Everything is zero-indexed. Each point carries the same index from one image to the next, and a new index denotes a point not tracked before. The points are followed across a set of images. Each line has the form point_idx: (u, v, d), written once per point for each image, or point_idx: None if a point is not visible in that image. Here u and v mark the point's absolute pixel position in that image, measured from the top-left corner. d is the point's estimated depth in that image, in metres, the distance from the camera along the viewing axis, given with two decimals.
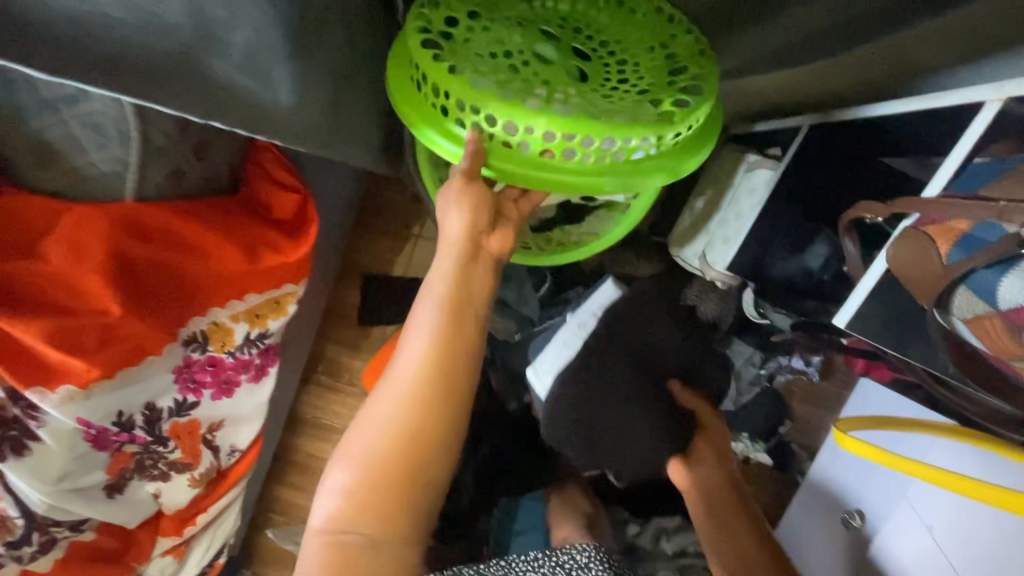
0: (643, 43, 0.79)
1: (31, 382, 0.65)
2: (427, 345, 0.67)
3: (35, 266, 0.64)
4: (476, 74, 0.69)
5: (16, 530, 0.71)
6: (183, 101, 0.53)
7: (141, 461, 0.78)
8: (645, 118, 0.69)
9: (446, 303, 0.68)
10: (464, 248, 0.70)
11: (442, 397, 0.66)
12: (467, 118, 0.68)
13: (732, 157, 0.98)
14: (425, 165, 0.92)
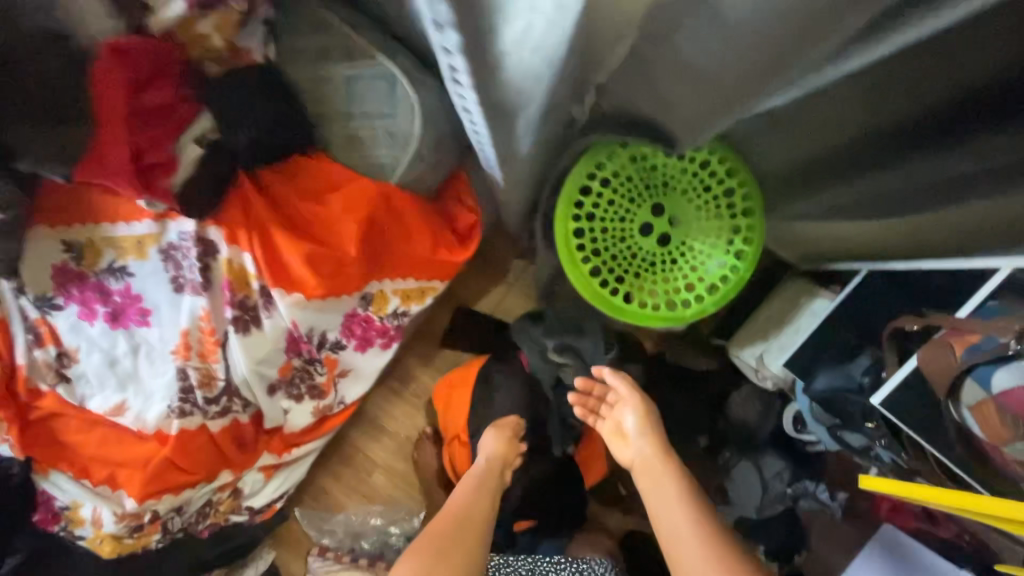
0: (720, 222, 1.13)
1: (279, 283, 0.87)
2: (464, 505, 1.11)
3: (314, 207, 0.87)
4: (598, 241, 1.15)
5: (215, 389, 0.88)
6: (491, 129, 0.68)
7: (295, 375, 0.99)
8: (683, 299, 1.14)
9: (483, 480, 1.17)
10: (497, 458, 1.21)
11: (468, 544, 1.04)
12: (587, 267, 1.14)
13: (798, 288, 1.26)
14: (563, 222, 1.14)
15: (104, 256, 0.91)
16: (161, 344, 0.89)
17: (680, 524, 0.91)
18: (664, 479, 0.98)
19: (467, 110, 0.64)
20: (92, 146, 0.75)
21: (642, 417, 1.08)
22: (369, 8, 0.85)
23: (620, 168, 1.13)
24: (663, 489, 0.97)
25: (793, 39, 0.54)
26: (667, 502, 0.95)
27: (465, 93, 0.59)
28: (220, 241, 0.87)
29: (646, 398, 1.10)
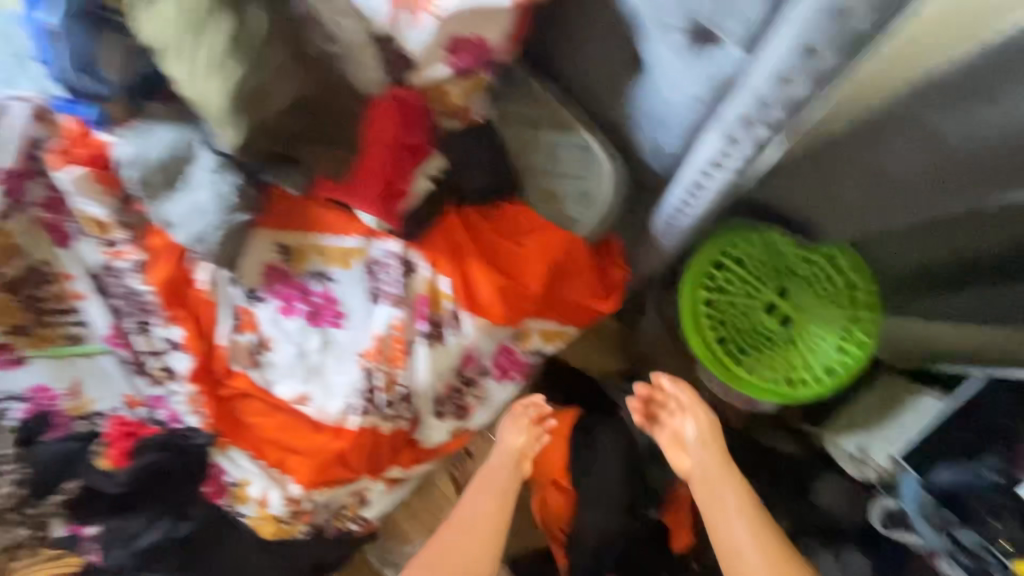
0: (839, 310, 1.22)
1: (468, 307, 0.98)
2: (485, 511, 1.03)
3: (509, 245, 0.99)
4: (722, 313, 1.25)
5: (397, 392, 0.97)
6: (716, 199, 0.79)
7: (449, 394, 1.07)
8: (800, 378, 1.21)
9: (503, 477, 1.07)
10: (518, 455, 1.09)
11: (475, 543, 0.99)
12: (711, 336, 1.24)
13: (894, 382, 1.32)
14: (693, 291, 1.24)
15: (311, 261, 1.04)
16: (350, 346, 0.99)
17: (739, 536, 0.98)
18: (719, 490, 1.03)
19: (708, 182, 0.75)
20: (358, 172, 0.90)
21: (703, 424, 1.09)
22: (581, 93, 1.01)
23: (750, 250, 1.24)
24: (728, 508, 1.01)
25: (988, 166, 0.76)
26: (724, 517, 1.01)
27: (724, 168, 0.70)
28: (422, 263, 0.99)
29: (705, 405, 1.11)
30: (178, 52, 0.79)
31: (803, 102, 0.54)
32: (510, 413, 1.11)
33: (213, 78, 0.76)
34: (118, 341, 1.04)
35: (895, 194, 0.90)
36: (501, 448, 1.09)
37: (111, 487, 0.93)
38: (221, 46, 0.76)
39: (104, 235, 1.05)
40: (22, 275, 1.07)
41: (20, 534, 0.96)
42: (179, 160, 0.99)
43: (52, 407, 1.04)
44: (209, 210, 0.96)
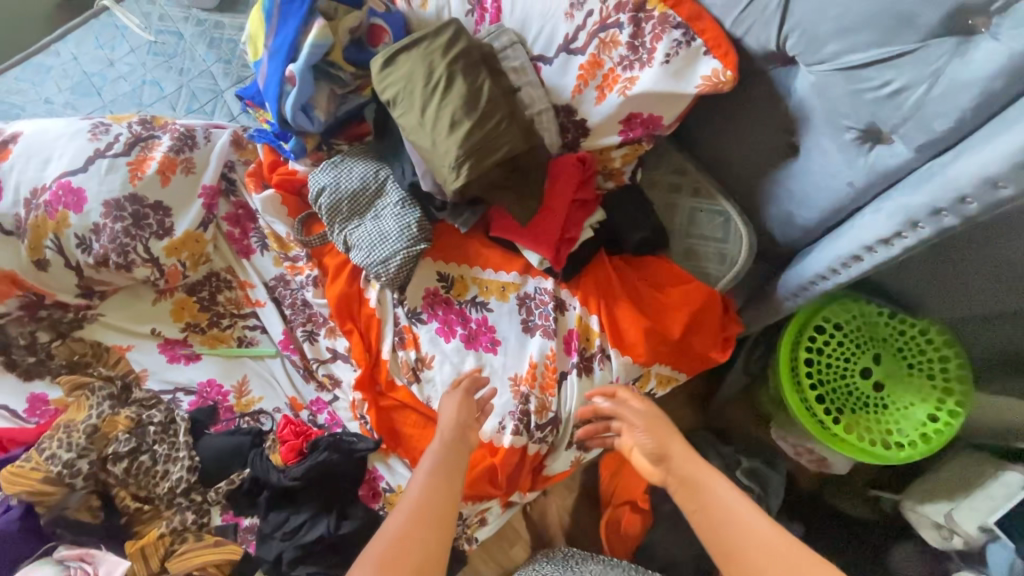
0: (932, 381, 1.29)
1: (615, 344, 1.08)
2: (424, 478, 0.87)
3: (654, 294, 1.10)
4: (819, 372, 1.34)
5: (546, 416, 1.06)
6: (867, 272, 0.91)
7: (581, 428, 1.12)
8: (894, 442, 1.28)
9: (446, 453, 0.92)
10: (456, 429, 0.95)
11: (433, 528, 0.81)
12: (807, 392, 1.34)
13: (974, 457, 1.39)
14: (793, 348, 1.36)
15: (469, 291, 1.16)
16: (503, 370, 1.09)
17: (747, 544, 0.78)
18: (702, 494, 0.84)
19: (870, 258, 0.87)
20: (537, 216, 1.04)
21: (654, 428, 0.95)
22: (722, 168, 1.15)
23: (849, 317, 1.34)
24: (705, 501, 0.83)
25: None
26: (742, 529, 0.79)
27: (895, 247, 0.82)
28: (573, 300, 1.12)
29: (648, 409, 0.99)
30: (418, 106, 0.95)
31: (1005, 200, 0.66)
32: (453, 391, 1.01)
33: (443, 130, 0.93)
34: (289, 347, 1.14)
35: None
36: (440, 424, 0.97)
37: (281, 480, 1.00)
38: (455, 105, 0.93)
39: (284, 251, 1.19)
40: (204, 278, 1.19)
41: (187, 519, 1.01)
42: (370, 193, 1.13)
43: (219, 401, 1.12)
44: (394, 236, 1.10)
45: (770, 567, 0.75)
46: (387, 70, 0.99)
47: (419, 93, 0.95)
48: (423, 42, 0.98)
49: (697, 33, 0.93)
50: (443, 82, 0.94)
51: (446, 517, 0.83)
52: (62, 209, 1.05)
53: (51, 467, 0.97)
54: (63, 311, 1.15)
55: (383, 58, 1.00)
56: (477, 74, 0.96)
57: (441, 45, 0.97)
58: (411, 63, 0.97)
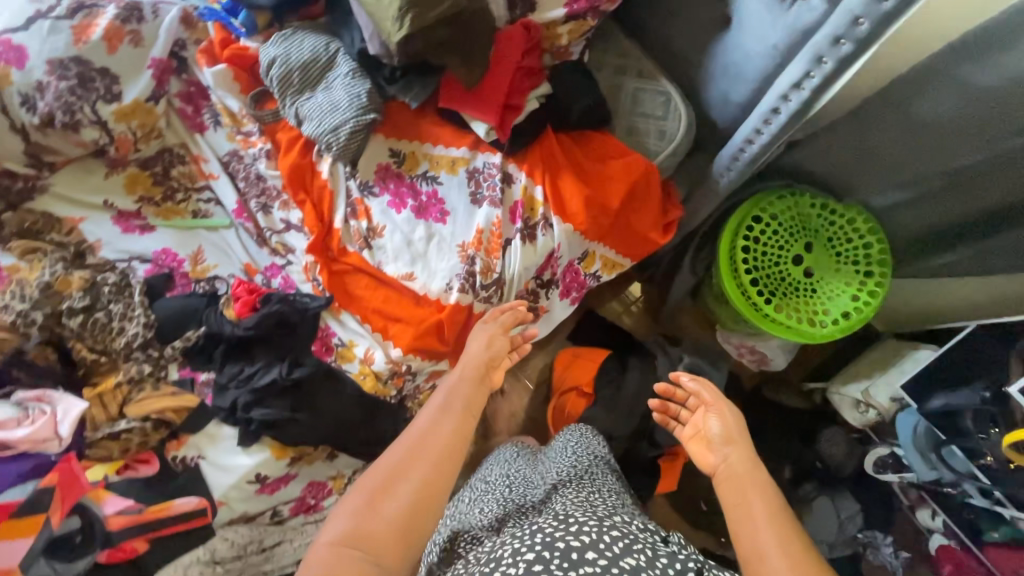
0: (856, 269, 1.40)
1: (557, 213, 1.14)
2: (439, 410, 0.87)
3: (596, 167, 1.16)
4: (755, 259, 1.43)
5: (491, 278, 1.12)
6: (784, 129, 0.99)
7: (525, 298, 1.20)
8: (818, 323, 1.40)
9: (460, 386, 0.94)
10: (474, 362, 0.99)
11: (437, 459, 0.80)
12: (743, 276, 1.42)
13: (892, 342, 1.52)
14: (731, 236, 1.44)
15: (420, 166, 1.20)
16: (452, 238, 1.14)
17: (773, 550, 0.77)
18: (748, 492, 0.87)
19: (786, 112, 0.95)
20: (482, 81, 1.08)
21: (726, 427, 1.00)
22: (665, 52, 1.20)
23: (787, 207, 1.42)
24: (750, 499, 0.86)
25: (1000, 126, 0.98)
26: (777, 536, 0.79)
27: (804, 91, 0.90)
28: (520, 174, 1.16)
29: (729, 405, 1.05)
30: None
31: (893, 16, 0.74)
32: (489, 325, 1.06)
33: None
34: (242, 216, 1.17)
35: (927, 147, 1.10)
36: (467, 355, 1.00)
37: (234, 331, 1.05)
38: None
39: (237, 126, 1.21)
40: (156, 153, 1.21)
41: (144, 369, 1.05)
42: (321, 65, 1.15)
43: (175, 268, 1.15)
44: (344, 106, 1.12)
45: None
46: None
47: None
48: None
49: None
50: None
51: (454, 450, 0.83)
52: (4, 66, 1.05)
53: (7, 317, 1.00)
54: (11, 180, 1.14)
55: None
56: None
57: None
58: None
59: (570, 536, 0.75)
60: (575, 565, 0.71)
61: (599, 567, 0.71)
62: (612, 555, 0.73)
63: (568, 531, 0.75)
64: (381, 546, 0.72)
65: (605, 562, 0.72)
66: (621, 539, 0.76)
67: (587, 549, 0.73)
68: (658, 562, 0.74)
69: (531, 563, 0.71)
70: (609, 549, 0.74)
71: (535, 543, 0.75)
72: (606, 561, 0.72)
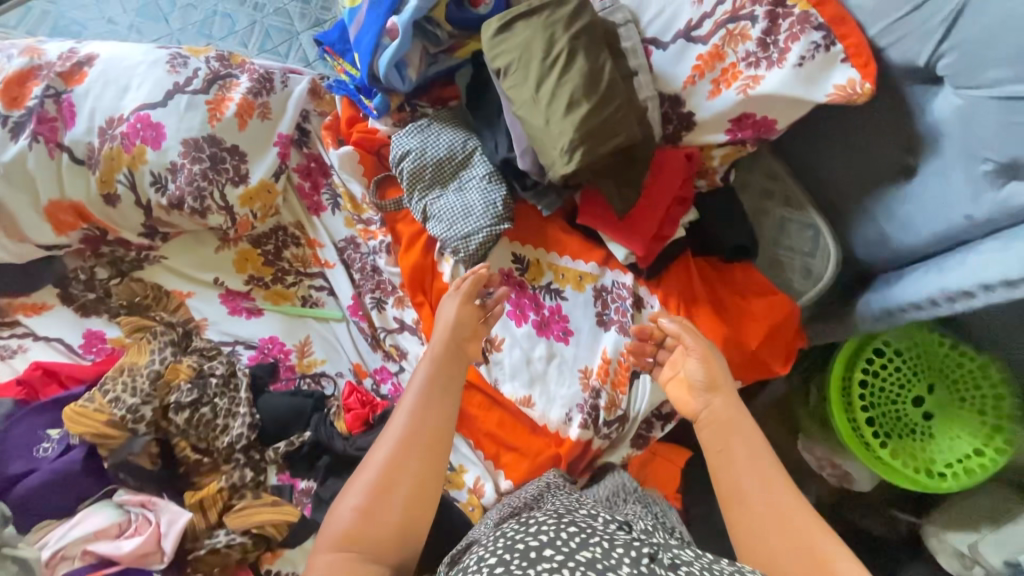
0: (980, 418, 1.29)
1: None
2: (418, 397, 0.87)
3: (735, 301, 1.08)
4: (870, 392, 1.34)
5: (616, 412, 1.04)
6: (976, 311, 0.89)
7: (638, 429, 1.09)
8: (931, 471, 1.29)
9: (436, 372, 0.90)
10: (449, 340, 0.93)
11: (420, 455, 0.83)
12: (854, 409, 1.34)
13: None
14: (846, 364, 1.36)
15: (545, 276, 1.13)
16: (574, 361, 1.07)
17: (760, 504, 0.79)
18: (732, 439, 0.86)
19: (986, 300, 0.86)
20: (635, 209, 1.00)
21: (708, 366, 0.92)
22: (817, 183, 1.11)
23: (910, 343, 1.34)
24: (734, 451, 0.84)
25: None
26: (768, 491, 0.80)
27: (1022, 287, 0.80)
28: (652, 299, 1.09)
29: (709, 342, 0.95)
30: (532, 80, 0.90)
31: None
32: (452, 297, 0.98)
33: (558, 107, 0.88)
34: (358, 313, 1.11)
35: None
36: (437, 335, 0.94)
37: (348, 450, 0.99)
38: (574, 86, 0.87)
39: (357, 213, 1.15)
40: (271, 231, 1.15)
41: (246, 476, 1.00)
42: (455, 162, 1.08)
43: (280, 359, 1.09)
44: (477, 211, 1.06)
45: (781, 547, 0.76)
46: (498, 37, 0.93)
47: (535, 66, 0.89)
48: (544, 10, 0.92)
49: (838, 36, 0.87)
50: (563, 56, 0.89)
51: (435, 431, 0.84)
52: (139, 144, 1.00)
53: (115, 411, 0.95)
54: (124, 248, 1.11)
55: (498, 21, 0.94)
56: (598, 53, 0.90)
57: (566, 13, 0.90)
58: (529, 32, 0.91)
59: (529, 535, 0.71)
60: (534, 563, 0.67)
61: (557, 562, 0.66)
62: (568, 550, 0.68)
63: (527, 532, 0.71)
64: (377, 543, 0.77)
65: (562, 558, 0.67)
66: (579, 533, 0.70)
67: (545, 547, 0.68)
68: (617, 553, 0.68)
69: (493, 566, 0.68)
70: (566, 544, 0.69)
71: (498, 548, 0.71)
72: (564, 556, 0.67)
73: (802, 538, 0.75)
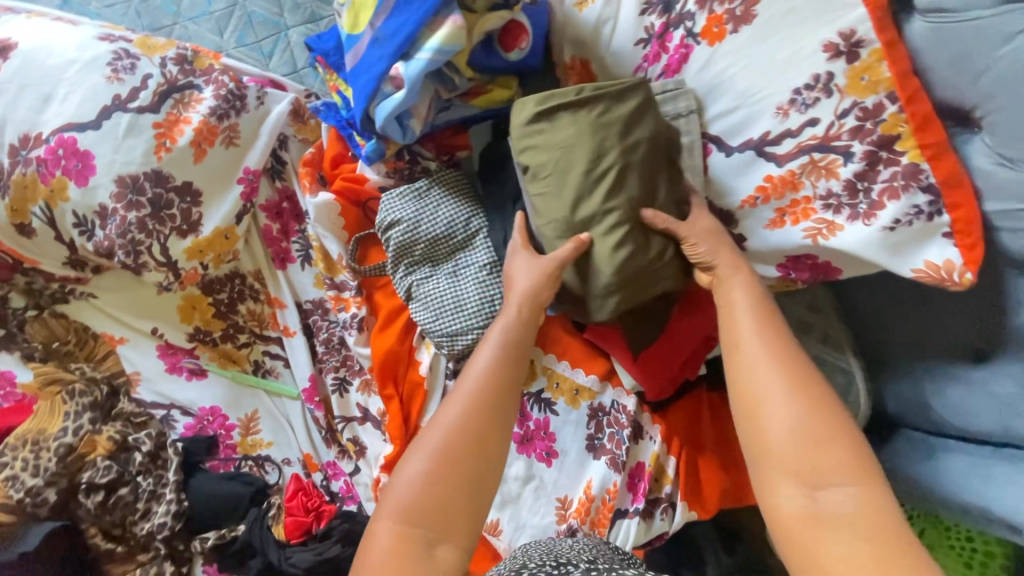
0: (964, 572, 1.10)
1: (687, 496, 0.94)
2: (494, 357, 0.70)
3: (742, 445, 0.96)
4: None
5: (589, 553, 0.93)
6: None
7: None
8: None
9: (515, 333, 0.73)
10: (531, 300, 0.75)
11: (493, 421, 0.66)
12: None
13: None
14: None
15: (537, 381, 0.98)
16: (552, 488, 0.95)
17: (753, 352, 0.67)
18: (733, 283, 0.72)
19: None
20: (650, 344, 0.88)
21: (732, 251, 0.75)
22: (866, 327, 0.96)
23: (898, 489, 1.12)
24: (734, 299, 0.71)
25: None
26: (762, 327, 0.68)
27: None
28: (652, 430, 0.95)
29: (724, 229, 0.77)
30: (573, 197, 0.75)
31: None
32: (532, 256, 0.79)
33: (594, 242, 0.75)
34: (314, 399, 0.95)
35: None
36: (512, 292, 0.76)
37: (280, 563, 0.87)
38: (624, 217, 0.74)
39: (330, 274, 0.97)
40: (225, 278, 0.96)
41: (165, 570, 0.88)
42: (453, 243, 0.91)
43: (219, 435, 0.95)
44: (471, 309, 0.88)
45: (781, 389, 0.63)
46: (533, 126, 0.76)
47: (575, 180, 0.74)
48: (596, 103, 0.74)
49: (948, 205, 0.69)
50: (611, 175, 0.73)
51: (512, 400, 0.68)
52: (60, 176, 0.83)
53: (11, 494, 0.83)
54: (46, 280, 0.94)
55: (535, 103, 0.76)
56: (653, 171, 0.75)
57: (622, 114, 0.74)
58: (573, 132, 0.74)
59: None
60: None
61: None
62: None
63: None
64: (450, 516, 0.60)
65: None
66: None
67: None
68: None
69: None
70: None
71: None
72: None
73: (800, 384, 0.63)
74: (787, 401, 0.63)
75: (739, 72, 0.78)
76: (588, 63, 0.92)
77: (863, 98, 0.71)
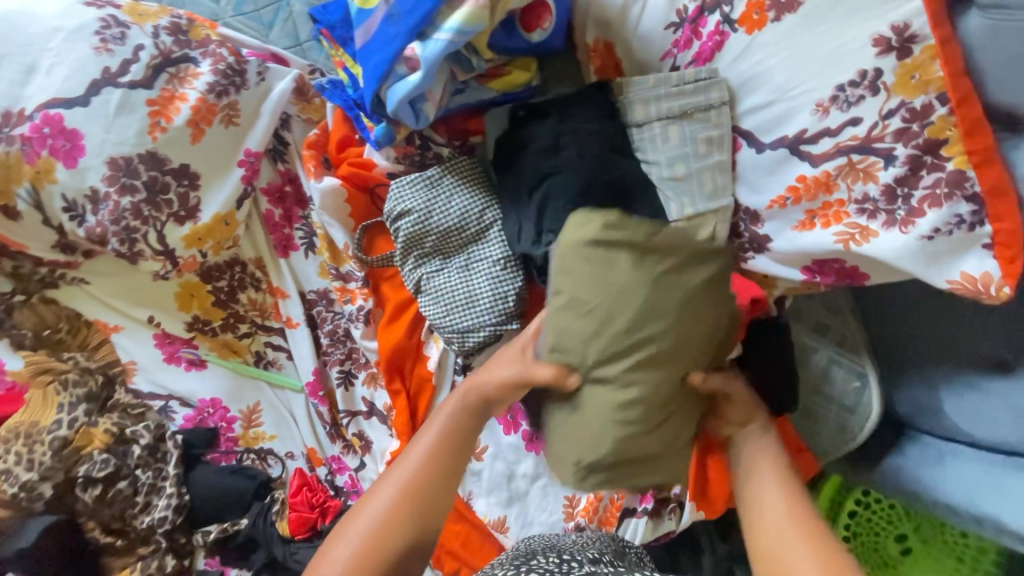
0: None
1: (696, 495, 0.91)
2: (435, 446, 0.69)
3: None
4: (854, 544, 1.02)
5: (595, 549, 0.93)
6: None
7: None
8: None
9: (461, 424, 0.70)
10: (483, 389, 0.71)
11: (420, 513, 0.66)
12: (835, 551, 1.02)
13: None
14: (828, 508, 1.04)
15: None
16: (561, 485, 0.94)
17: (773, 510, 0.67)
18: (754, 438, 0.74)
19: None
20: None
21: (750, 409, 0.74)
22: None
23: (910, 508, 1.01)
24: (752, 453, 0.73)
25: None
26: (785, 488, 0.69)
27: None
28: None
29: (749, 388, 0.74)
30: (607, 350, 0.65)
31: None
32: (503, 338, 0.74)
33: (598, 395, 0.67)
34: (318, 394, 0.93)
35: None
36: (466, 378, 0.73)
37: (285, 559, 0.85)
38: (650, 387, 0.65)
39: (335, 264, 0.93)
40: (224, 265, 0.92)
41: (167, 565, 0.85)
42: (465, 235, 0.87)
43: (220, 427, 0.92)
44: (483, 305, 0.85)
45: (802, 549, 0.62)
46: (593, 253, 0.66)
47: (613, 333, 0.65)
48: (665, 255, 0.66)
49: (992, 215, 0.65)
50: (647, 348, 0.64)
51: (444, 495, 0.68)
52: (46, 156, 0.77)
53: (6, 488, 0.80)
54: (34, 265, 0.89)
55: (600, 226, 0.67)
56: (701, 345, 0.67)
57: (688, 279, 0.66)
58: (627, 277, 0.65)
59: None
60: None
61: None
62: None
63: None
64: None
65: None
66: None
67: None
68: None
69: None
70: None
71: None
72: None
73: (820, 544, 0.62)
74: (808, 558, 0.61)
75: (778, 64, 0.73)
76: (612, 47, 0.87)
77: (911, 98, 0.66)
